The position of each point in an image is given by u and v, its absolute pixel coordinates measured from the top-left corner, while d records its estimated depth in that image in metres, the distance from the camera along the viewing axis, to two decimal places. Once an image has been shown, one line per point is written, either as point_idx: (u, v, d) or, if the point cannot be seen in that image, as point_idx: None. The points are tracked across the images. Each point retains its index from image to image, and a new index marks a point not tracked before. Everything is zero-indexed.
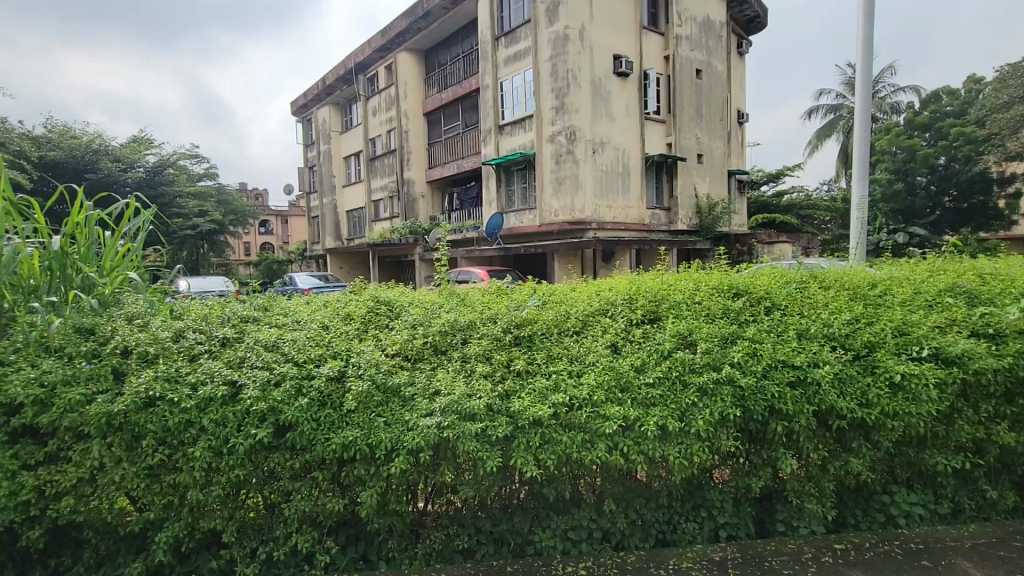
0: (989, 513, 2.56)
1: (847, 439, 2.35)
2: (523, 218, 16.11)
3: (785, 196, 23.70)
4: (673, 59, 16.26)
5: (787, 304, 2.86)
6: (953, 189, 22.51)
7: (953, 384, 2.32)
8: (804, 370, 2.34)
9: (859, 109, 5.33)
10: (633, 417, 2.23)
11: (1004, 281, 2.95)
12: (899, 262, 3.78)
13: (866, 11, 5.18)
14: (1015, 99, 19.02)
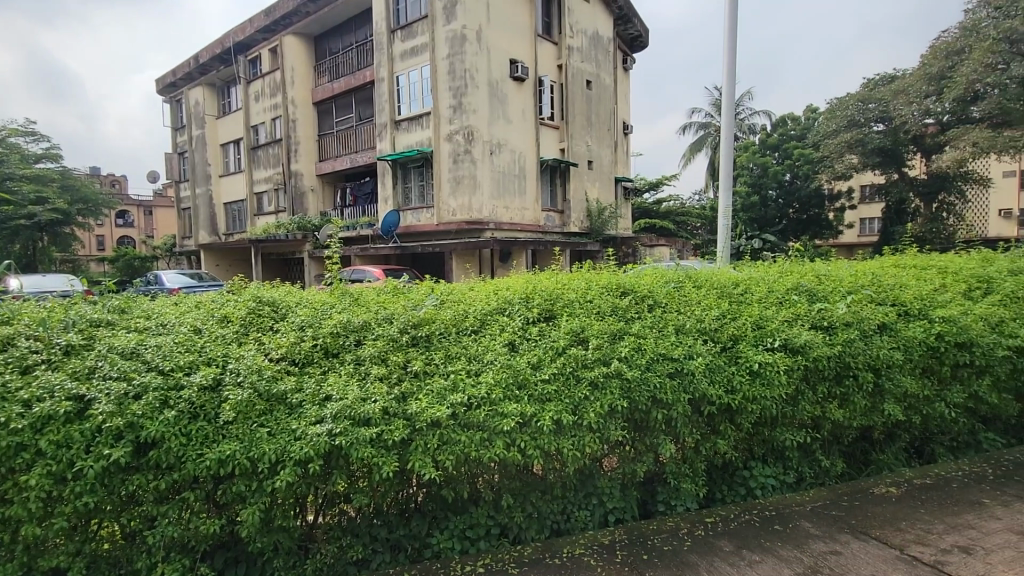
0: (824, 479, 3.01)
1: (716, 423, 2.61)
2: (421, 217, 15.86)
3: (664, 203, 25.90)
4: (566, 68, 17.00)
5: (665, 302, 3.12)
6: (796, 202, 26.14)
7: (798, 370, 2.69)
8: (681, 362, 2.57)
9: (724, 128, 5.97)
10: (529, 413, 2.29)
11: (835, 281, 3.48)
12: (756, 265, 4.29)
13: (730, 41, 5.81)
14: (841, 128, 22.63)
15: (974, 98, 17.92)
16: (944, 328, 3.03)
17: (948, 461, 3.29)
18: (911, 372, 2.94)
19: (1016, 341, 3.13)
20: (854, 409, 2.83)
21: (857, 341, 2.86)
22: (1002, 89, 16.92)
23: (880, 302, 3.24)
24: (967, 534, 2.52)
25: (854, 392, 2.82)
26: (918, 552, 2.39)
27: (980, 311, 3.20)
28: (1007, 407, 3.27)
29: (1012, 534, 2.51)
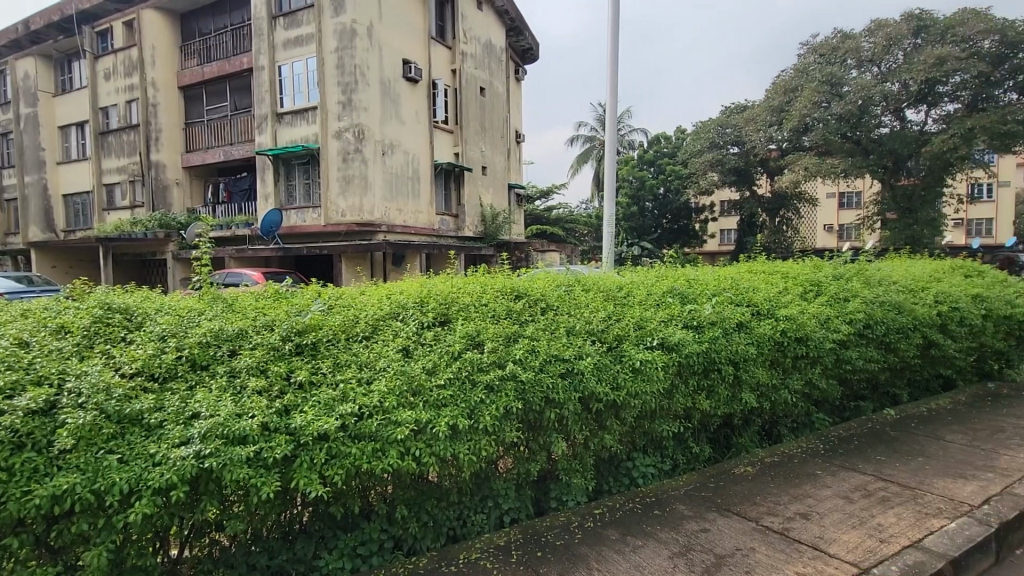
0: (694, 464, 3.33)
1: (603, 419, 2.76)
2: (306, 217, 14.88)
3: (554, 210, 27.03)
4: (460, 73, 17.05)
5: (557, 304, 3.25)
6: (669, 214, 28.96)
7: (673, 366, 2.94)
8: (571, 362, 2.68)
9: (608, 142, 6.38)
10: (423, 420, 2.24)
11: (702, 285, 3.87)
12: (637, 270, 4.62)
13: (612, 62, 6.22)
14: (704, 148, 25.32)
15: (806, 129, 21.08)
16: (787, 325, 3.50)
17: (791, 440, 3.80)
18: (763, 364, 3.36)
19: (840, 334, 3.71)
20: (718, 399, 3.17)
21: (720, 338, 3.20)
22: (826, 124, 20.11)
23: (738, 303, 3.64)
24: (806, 502, 2.93)
25: (718, 384, 3.15)
26: (771, 522, 2.73)
27: (813, 310, 3.75)
28: (833, 391, 3.86)
29: (839, 499, 2.96)
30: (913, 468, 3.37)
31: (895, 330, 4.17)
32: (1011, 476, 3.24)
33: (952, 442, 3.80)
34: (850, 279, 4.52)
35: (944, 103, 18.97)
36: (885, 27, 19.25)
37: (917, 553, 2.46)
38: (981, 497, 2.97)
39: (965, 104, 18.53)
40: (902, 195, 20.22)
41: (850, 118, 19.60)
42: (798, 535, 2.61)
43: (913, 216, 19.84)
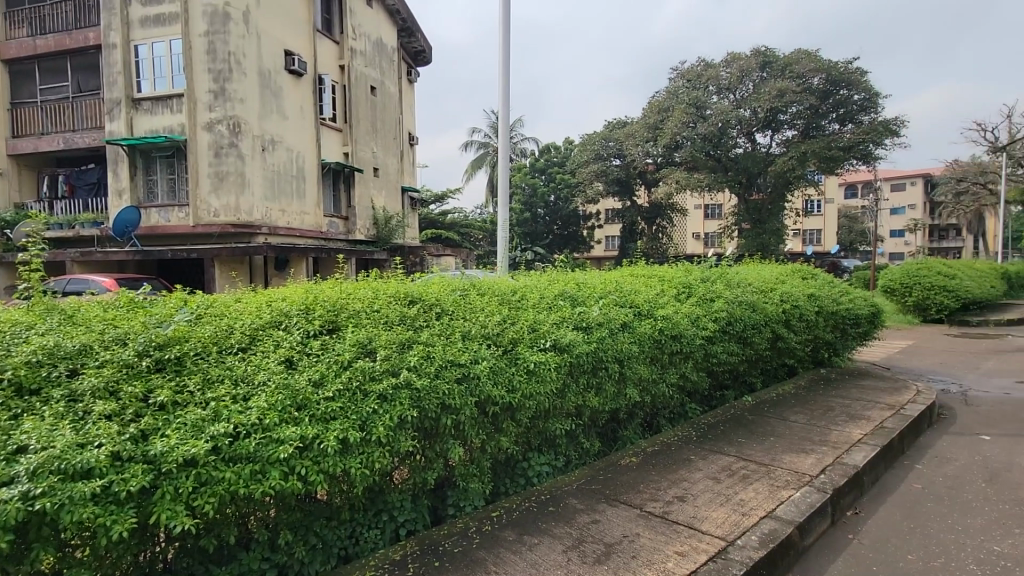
0: (586, 458, 3.50)
1: (500, 421, 2.78)
2: (171, 217, 13.28)
3: (449, 215, 26.94)
4: (349, 70, 16.34)
5: (452, 309, 3.24)
6: (559, 220, 30.30)
7: (564, 366, 3.06)
8: (466, 366, 2.67)
9: (500, 149, 6.50)
10: (310, 436, 2.09)
11: (591, 288, 4.07)
12: (531, 274, 4.75)
13: (504, 71, 6.36)
14: (590, 159, 26.89)
15: (677, 147, 23.25)
16: (663, 324, 3.81)
17: (668, 430, 4.14)
18: (644, 361, 3.62)
19: (707, 331, 4.13)
20: (606, 396, 3.35)
21: (607, 338, 3.39)
22: (693, 142, 22.40)
23: (622, 304, 3.88)
24: (682, 486, 3.20)
25: (606, 382, 3.34)
26: (652, 507, 2.94)
27: (685, 310, 4.13)
28: (703, 382, 4.28)
29: (709, 480, 3.28)
30: (767, 447, 3.84)
31: (751, 326, 4.74)
32: (839, 448, 3.83)
33: (795, 421, 4.40)
34: (714, 281, 5.05)
35: (784, 129, 22.04)
36: (739, 59, 21.92)
37: (772, 522, 2.80)
38: (818, 468, 3.47)
39: (800, 131, 21.68)
40: (754, 208, 23.11)
41: (712, 138, 22.02)
42: (675, 517, 2.85)
43: (763, 227, 22.77)
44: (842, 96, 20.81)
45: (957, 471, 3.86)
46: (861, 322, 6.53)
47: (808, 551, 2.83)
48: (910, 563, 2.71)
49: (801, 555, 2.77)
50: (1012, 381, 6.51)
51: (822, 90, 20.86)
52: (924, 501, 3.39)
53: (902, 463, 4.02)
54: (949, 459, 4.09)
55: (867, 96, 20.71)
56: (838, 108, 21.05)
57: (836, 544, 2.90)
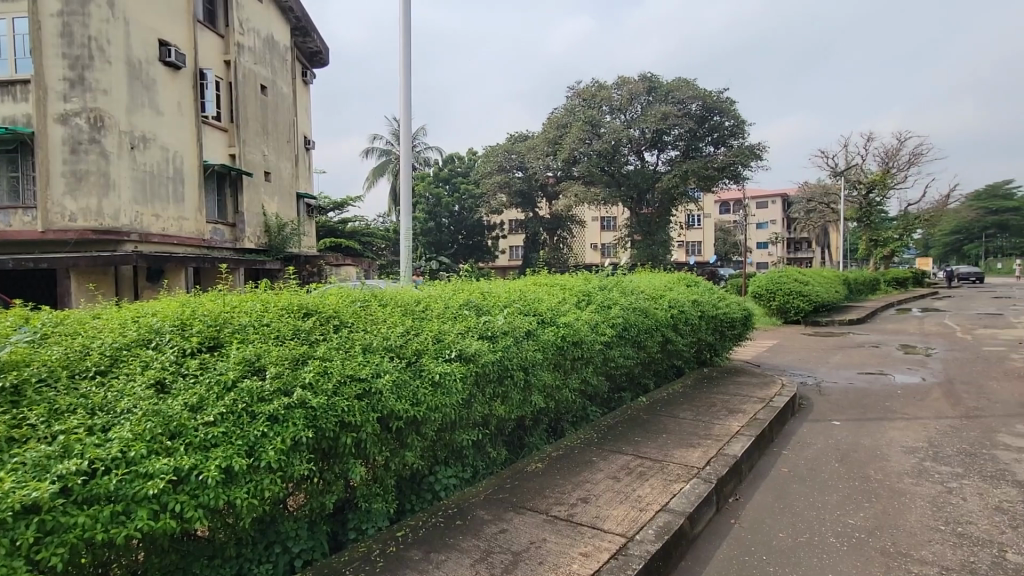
0: (493, 468, 3.50)
1: (405, 436, 2.68)
2: (11, 221, 11.33)
3: (349, 223, 25.86)
4: (236, 66, 15.14)
5: (353, 321, 3.08)
6: (463, 230, 30.37)
7: (470, 376, 3.03)
8: (369, 381, 2.55)
9: (402, 156, 6.36)
10: (186, 467, 1.87)
11: (495, 297, 4.09)
12: (435, 284, 4.67)
13: (405, 79, 6.27)
14: (494, 171, 27.34)
15: (575, 161, 24.46)
16: (566, 332, 3.94)
17: (572, 433, 4.27)
18: (547, 367, 3.70)
19: (605, 337, 4.34)
20: (511, 404, 3.38)
21: (512, 346, 3.42)
22: (589, 158, 23.69)
23: (525, 313, 3.94)
24: (585, 488, 3.31)
25: (511, 390, 3.36)
26: (558, 511, 3.00)
27: (585, 317, 4.30)
28: (603, 385, 4.48)
29: (609, 480, 3.43)
30: (661, 444, 4.10)
31: (644, 331, 5.06)
32: (722, 440, 4.19)
33: (684, 418, 4.75)
34: (611, 289, 5.33)
35: (668, 149, 24.06)
36: (628, 83, 23.60)
37: (666, 515, 2.98)
38: (704, 460, 3.77)
39: (682, 151, 23.80)
40: (644, 221, 24.90)
41: (607, 155, 23.42)
42: (580, 519, 2.93)
43: (652, 238, 24.60)
44: (716, 122, 23.18)
45: (815, 454, 4.39)
46: (736, 325, 7.26)
47: (699, 539, 3.05)
48: (781, 540, 3.02)
49: (693, 543, 2.98)
50: (854, 372, 7.60)
51: (699, 116, 23.07)
52: (790, 484, 3.81)
53: (773, 451, 4.49)
54: (809, 444, 4.65)
55: (735, 123, 23.20)
56: (712, 133, 23.41)
57: (722, 530, 3.16)
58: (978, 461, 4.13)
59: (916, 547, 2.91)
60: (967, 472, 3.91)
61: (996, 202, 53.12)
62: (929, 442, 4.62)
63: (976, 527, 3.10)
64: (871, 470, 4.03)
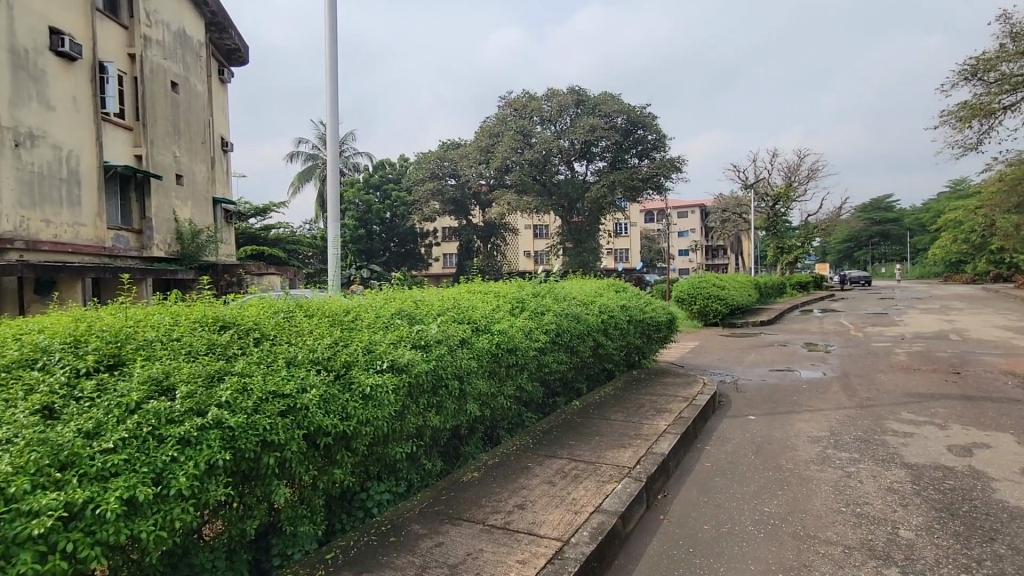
0: (429, 480, 3.43)
1: (333, 453, 2.55)
2: None
3: (272, 230, 24.53)
4: (142, 61, 13.98)
5: (276, 334, 2.90)
6: (395, 238, 29.73)
7: (404, 388, 2.94)
8: (293, 397, 2.41)
9: (329, 161, 6.14)
10: (79, 502, 1.68)
11: (428, 306, 4.03)
12: (365, 293, 4.52)
13: (331, 81, 6.05)
14: (426, 178, 27.06)
15: (507, 170, 24.77)
16: (499, 339, 3.94)
17: (507, 440, 4.28)
18: (482, 375, 3.68)
19: (538, 343, 4.39)
20: (446, 414, 3.32)
21: (446, 355, 3.36)
22: (521, 167, 24.08)
23: (459, 321, 3.89)
24: (521, 494, 3.31)
25: (445, 400, 3.30)
26: (494, 519, 2.99)
27: (519, 324, 4.33)
28: (537, 391, 4.52)
29: (545, 484, 3.46)
30: (593, 446, 4.20)
31: (576, 336, 5.18)
32: (650, 439, 4.37)
33: (615, 419, 4.91)
34: (543, 296, 5.41)
35: (596, 160, 24.94)
36: (557, 95, 24.26)
37: (599, 515, 3.05)
38: (634, 459, 3.91)
39: (609, 163, 24.76)
40: (575, 229, 25.58)
41: (538, 164, 23.90)
42: (516, 525, 2.93)
43: (583, 246, 25.33)
44: (640, 135, 24.34)
45: (734, 448, 4.68)
46: (661, 328, 7.61)
47: (631, 537, 3.14)
48: (706, 532, 3.18)
49: (625, 541, 3.06)
50: (766, 370, 8.21)
51: (625, 129, 24.11)
52: (712, 477, 4.03)
53: (696, 447, 4.74)
54: (728, 438, 4.96)
55: (658, 137, 24.47)
56: (637, 146, 24.55)
57: (651, 527, 3.27)
58: (872, 446, 4.58)
59: (822, 529, 3.17)
60: (862, 457, 4.33)
61: (880, 214, 59.68)
62: (831, 431, 5.06)
63: (873, 507, 3.43)
64: (783, 460, 4.35)
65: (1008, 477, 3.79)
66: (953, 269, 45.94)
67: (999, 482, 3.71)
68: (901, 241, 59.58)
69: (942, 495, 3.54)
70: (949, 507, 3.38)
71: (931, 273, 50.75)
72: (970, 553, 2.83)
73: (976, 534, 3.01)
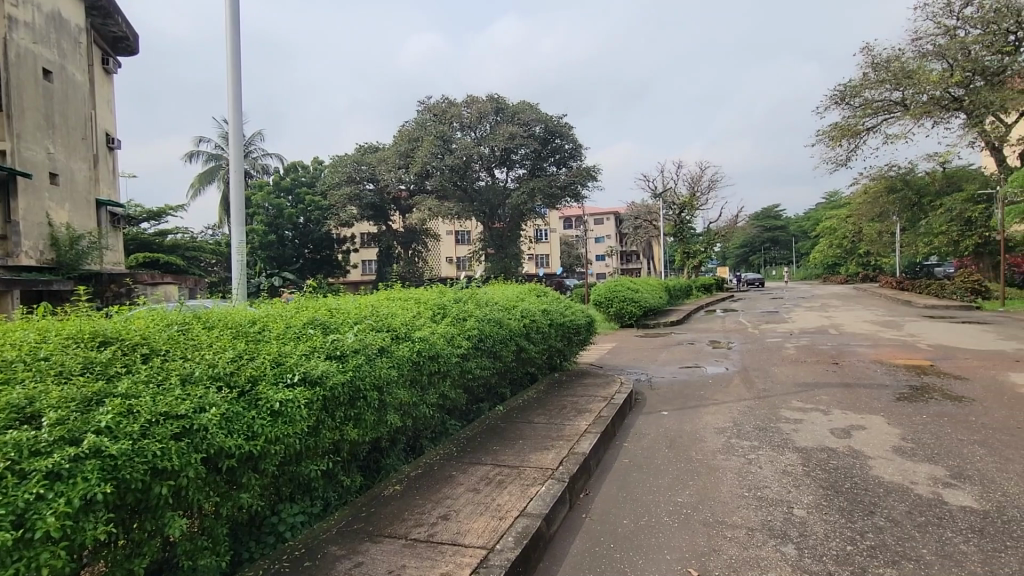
0: (347, 497, 3.26)
1: (237, 476, 2.34)
2: None
3: (168, 235, 22.37)
4: (5, 45, 12.26)
5: (168, 349, 2.62)
6: (310, 244, 28.22)
7: (318, 402, 2.76)
8: (190, 418, 2.18)
9: (232, 161, 5.71)
10: None
11: (344, 314, 3.84)
12: (274, 302, 4.22)
13: (232, 74, 5.63)
14: (342, 182, 26.02)
15: (427, 175, 24.49)
16: (420, 346, 3.83)
17: (431, 450, 4.19)
18: (403, 384, 3.56)
19: (460, 349, 4.33)
20: (365, 426, 3.17)
21: (364, 365, 3.20)
22: (442, 173, 23.92)
23: (377, 329, 3.74)
24: (445, 504, 3.25)
25: (364, 412, 3.15)
26: (417, 533, 2.90)
27: (440, 330, 4.24)
28: (460, 397, 4.47)
29: (469, 492, 3.42)
30: (517, 450, 4.22)
31: (498, 341, 5.18)
32: (572, 440, 4.47)
33: (538, 422, 4.96)
34: (465, 301, 5.35)
35: (516, 167, 25.39)
36: (476, 102, 24.37)
37: (524, 519, 3.06)
38: (557, 460, 3.97)
39: (528, 170, 25.30)
40: (496, 235, 25.81)
41: (458, 170, 23.91)
42: (440, 537, 2.86)
43: (505, 252, 25.62)
44: (557, 144, 25.09)
45: (649, 443, 4.91)
46: (581, 330, 7.84)
47: (555, 538, 3.17)
48: (625, 526, 3.30)
49: (549, 542, 3.09)
50: (676, 367, 8.74)
51: (543, 138, 24.73)
52: (630, 473, 4.19)
53: (615, 444, 4.92)
54: (643, 434, 5.20)
55: (574, 146, 25.39)
56: (555, 154, 25.32)
57: (575, 525, 3.33)
58: (768, 433, 5.00)
59: (729, 514, 3.40)
60: (760, 444, 4.72)
61: (770, 222, 66.01)
62: (734, 421, 5.47)
63: (771, 490, 3.73)
64: (694, 452, 4.63)
65: (880, 454, 4.30)
66: (831, 271, 51.73)
67: (872, 459, 4.20)
68: (787, 247, 66.25)
69: (827, 474, 3.94)
70: (834, 484, 3.76)
71: (812, 274, 56.90)
72: (853, 525, 3.16)
73: (857, 508, 3.37)
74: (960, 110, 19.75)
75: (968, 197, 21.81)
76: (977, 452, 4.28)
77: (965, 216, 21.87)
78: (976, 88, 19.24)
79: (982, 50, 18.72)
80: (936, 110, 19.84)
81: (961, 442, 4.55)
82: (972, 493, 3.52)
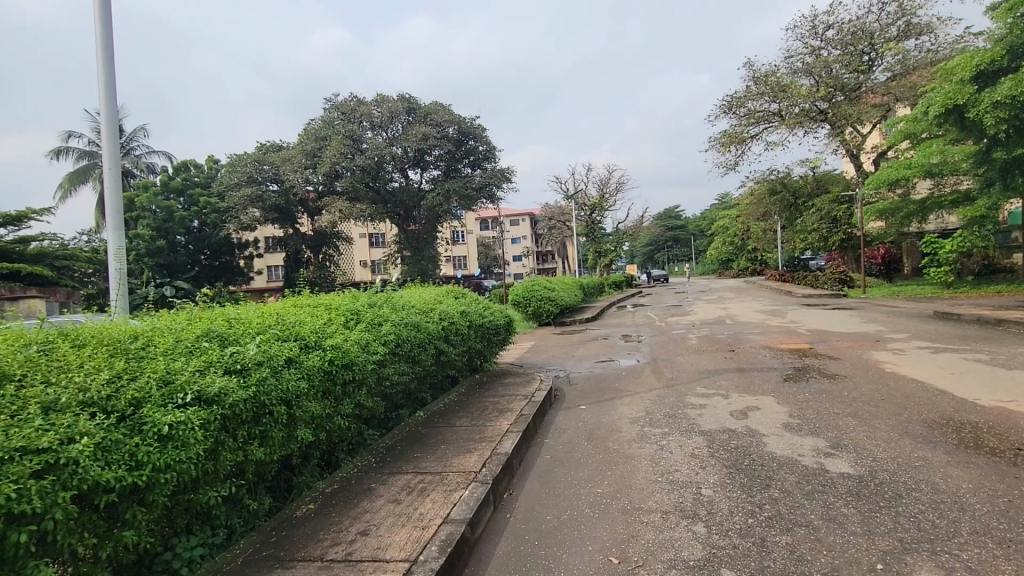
0: (254, 522, 3.02)
1: (119, 512, 2.07)
2: None
3: (31, 243, 19.36)
4: None
5: (24, 373, 2.25)
6: (206, 249, 25.77)
7: (215, 421, 2.51)
8: (54, 451, 1.89)
9: (106, 156, 5.05)
10: None
11: (244, 324, 3.51)
12: (161, 314, 3.79)
13: (103, 59, 4.99)
14: (242, 182, 24.39)
15: (337, 176, 23.67)
16: (333, 355, 3.62)
17: (347, 463, 4.00)
18: (314, 397, 3.33)
19: (376, 356, 4.15)
20: (273, 444, 2.93)
21: (269, 378, 2.96)
22: (352, 173, 23.18)
23: (284, 339, 3.48)
24: (365, 519, 3.10)
25: (271, 428, 2.91)
26: (334, 553, 2.73)
27: (354, 337, 4.03)
28: (378, 406, 4.31)
29: (390, 504, 3.28)
30: (439, 455, 4.14)
31: (416, 345, 5.04)
32: (494, 441, 4.46)
33: (459, 425, 4.91)
34: (380, 306, 5.14)
35: (430, 168, 25.07)
36: (387, 101, 23.72)
37: (448, 526, 2.99)
38: (479, 463, 3.94)
39: (443, 172, 25.10)
40: (413, 237, 25.33)
41: (370, 171, 23.24)
42: (359, 555, 2.72)
43: (421, 254, 25.13)
44: (471, 146, 25.04)
45: (569, 438, 5.03)
46: (500, 331, 7.87)
47: (479, 542, 3.13)
48: (548, 522, 3.33)
49: (474, 547, 3.05)
50: (592, 362, 9.06)
51: (456, 139, 24.58)
52: (553, 468, 4.28)
53: (537, 441, 4.99)
54: (563, 429, 5.32)
55: (488, 148, 25.51)
56: (469, 155, 25.26)
57: (499, 527, 3.31)
58: (677, 420, 5.31)
59: (647, 500, 3.57)
60: (671, 430, 5.01)
61: (672, 221, 70.98)
62: (647, 410, 5.76)
63: (681, 473, 3.97)
64: (611, 443, 4.81)
65: (772, 432, 4.73)
66: (725, 266, 56.60)
67: (767, 437, 4.60)
68: (687, 245, 71.61)
69: (729, 454, 4.26)
70: (735, 463, 4.07)
71: (710, 269, 61.87)
72: (753, 499, 3.43)
73: (756, 483, 3.68)
74: (826, 121, 22.43)
75: (833, 199, 24.87)
76: (850, 423, 4.86)
77: (832, 216, 24.94)
78: (837, 102, 21.92)
79: (841, 68, 21.51)
80: (806, 121, 22.38)
81: (837, 414, 5.15)
82: (849, 461, 3.97)
